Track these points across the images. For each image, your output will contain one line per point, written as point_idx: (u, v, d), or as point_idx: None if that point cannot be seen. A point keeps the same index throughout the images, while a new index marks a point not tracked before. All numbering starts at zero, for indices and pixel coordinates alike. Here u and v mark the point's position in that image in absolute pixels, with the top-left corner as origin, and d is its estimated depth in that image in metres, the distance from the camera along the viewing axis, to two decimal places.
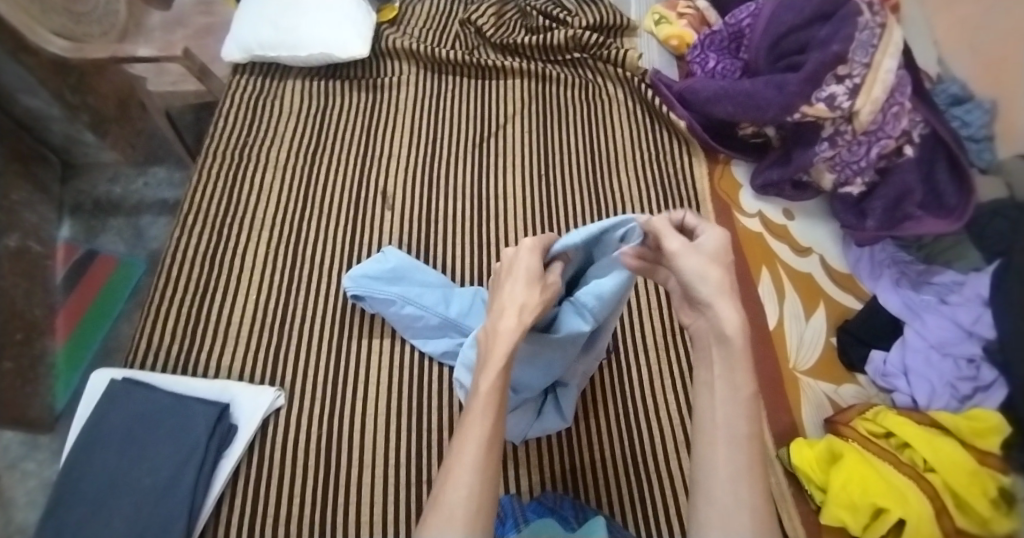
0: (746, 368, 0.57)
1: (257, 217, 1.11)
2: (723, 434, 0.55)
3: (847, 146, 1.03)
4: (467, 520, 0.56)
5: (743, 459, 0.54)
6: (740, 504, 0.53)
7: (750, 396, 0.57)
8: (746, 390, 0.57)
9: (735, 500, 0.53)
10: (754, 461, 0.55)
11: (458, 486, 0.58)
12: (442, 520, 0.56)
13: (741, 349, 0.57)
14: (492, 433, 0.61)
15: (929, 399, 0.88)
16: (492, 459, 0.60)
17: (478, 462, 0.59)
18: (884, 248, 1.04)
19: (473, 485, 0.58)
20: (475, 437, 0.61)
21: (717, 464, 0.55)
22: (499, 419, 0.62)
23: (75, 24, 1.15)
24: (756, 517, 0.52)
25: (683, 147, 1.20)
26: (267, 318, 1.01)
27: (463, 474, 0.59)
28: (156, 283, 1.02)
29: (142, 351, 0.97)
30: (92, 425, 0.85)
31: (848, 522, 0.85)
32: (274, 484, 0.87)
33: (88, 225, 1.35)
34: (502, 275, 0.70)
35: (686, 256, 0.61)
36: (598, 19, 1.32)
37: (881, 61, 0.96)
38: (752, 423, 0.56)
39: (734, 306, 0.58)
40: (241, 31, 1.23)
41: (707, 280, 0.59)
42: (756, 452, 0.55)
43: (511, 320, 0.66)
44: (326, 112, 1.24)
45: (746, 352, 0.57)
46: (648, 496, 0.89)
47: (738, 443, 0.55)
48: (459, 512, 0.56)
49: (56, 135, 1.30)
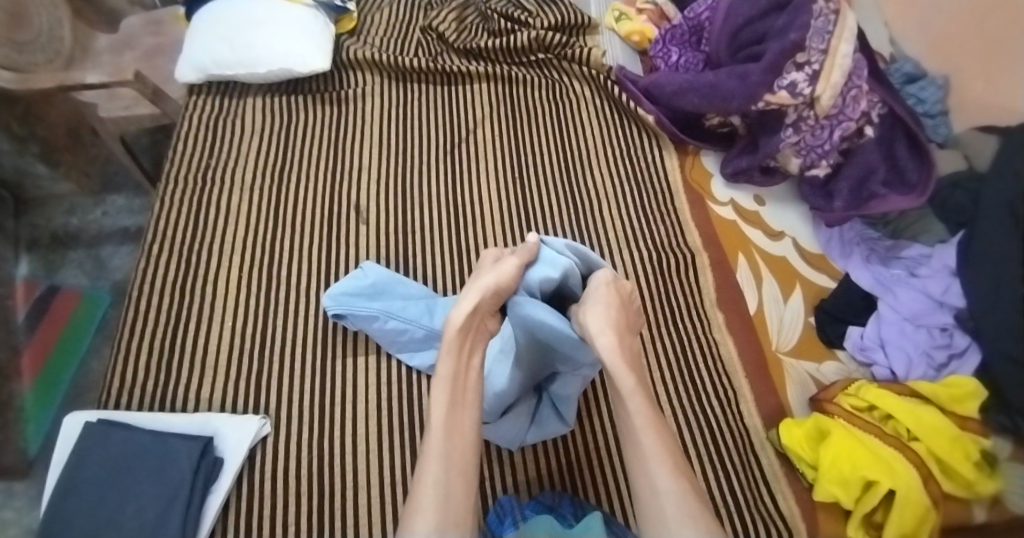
0: (626, 375, 0.71)
1: (227, 240, 1.08)
2: (628, 434, 0.70)
3: (811, 131, 1.05)
4: (437, 503, 0.63)
5: (650, 447, 0.67)
6: (659, 492, 0.65)
7: (635, 399, 0.69)
8: (631, 394, 0.70)
9: (653, 485, 0.66)
10: (658, 445, 0.67)
11: (426, 475, 0.65)
12: (415, 508, 0.63)
13: (615, 361, 0.71)
14: (450, 421, 0.69)
15: (907, 369, 0.92)
16: (457, 446, 0.67)
17: (444, 449, 0.66)
18: (851, 227, 1.08)
19: (439, 472, 0.65)
20: (436, 430, 0.68)
21: (637, 465, 0.68)
22: (456, 409, 0.70)
23: (18, 53, 1.11)
24: (675, 493, 0.65)
25: (653, 142, 1.22)
26: (247, 343, 0.98)
27: (431, 464, 0.65)
28: (126, 317, 0.99)
29: (117, 390, 0.93)
30: (70, 471, 0.82)
31: (840, 497, 0.84)
32: (269, 514, 0.85)
33: (47, 260, 1.29)
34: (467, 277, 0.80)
35: (576, 316, 0.75)
36: (560, 19, 1.33)
37: (837, 45, 0.99)
38: (649, 414, 0.69)
39: (609, 333, 0.72)
40: (194, 50, 1.19)
41: (582, 325, 0.74)
42: (659, 436, 0.68)
43: (459, 307, 0.74)
44: (291, 128, 1.21)
45: (621, 363, 0.71)
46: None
47: (641, 435, 0.68)
48: (430, 498, 0.63)
49: (7, 169, 1.24)
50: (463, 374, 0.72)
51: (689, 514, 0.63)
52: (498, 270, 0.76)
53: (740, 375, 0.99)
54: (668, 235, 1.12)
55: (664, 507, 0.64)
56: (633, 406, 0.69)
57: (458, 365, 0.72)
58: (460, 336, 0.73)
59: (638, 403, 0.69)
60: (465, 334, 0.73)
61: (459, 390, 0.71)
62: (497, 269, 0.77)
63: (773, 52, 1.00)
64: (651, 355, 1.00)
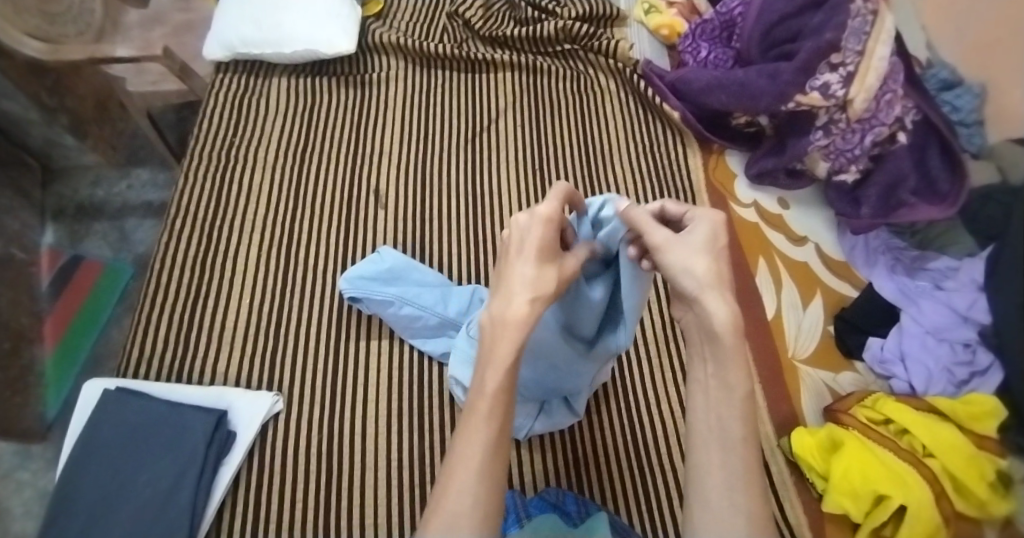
0: (740, 366, 0.52)
1: (247, 218, 1.08)
2: (715, 436, 0.52)
3: (841, 135, 1.02)
4: (473, 527, 0.52)
5: (739, 463, 0.51)
6: (738, 510, 0.49)
7: (744, 401, 0.52)
8: (741, 389, 0.52)
9: (732, 507, 0.49)
10: (750, 462, 0.51)
11: (463, 491, 0.53)
12: (444, 525, 0.52)
13: (733, 345, 0.52)
14: (499, 435, 0.56)
15: (926, 384, 0.90)
16: (497, 463, 0.56)
17: (483, 467, 0.54)
18: (878, 235, 1.05)
19: (479, 490, 0.54)
20: (479, 440, 0.55)
21: (712, 468, 0.51)
22: (505, 422, 0.57)
23: (50, 24, 1.12)
24: (754, 521, 0.49)
25: (678, 140, 1.20)
26: (261, 322, 0.99)
27: (468, 476, 0.54)
28: (146, 290, 1.00)
29: (135, 361, 0.95)
30: (85, 438, 0.83)
31: (849, 510, 0.83)
32: (276, 490, 0.86)
33: (72, 230, 1.31)
34: (513, 251, 0.59)
35: (671, 247, 0.56)
36: (587, 10, 1.31)
37: (874, 47, 0.96)
38: (749, 424, 0.52)
39: (723, 299, 0.52)
40: (222, 28, 1.20)
41: (692, 272, 0.54)
42: (753, 453, 0.51)
43: (517, 304, 0.56)
44: (314, 110, 1.21)
45: (740, 349, 0.52)
46: (649, 489, 0.89)
47: (734, 447, 0.51)
48: (466, 520, 0.52)
49: (36, 139, 1.26)
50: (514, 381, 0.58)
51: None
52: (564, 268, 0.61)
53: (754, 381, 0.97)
54: None
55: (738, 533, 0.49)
56: (735, 406, 0.52)
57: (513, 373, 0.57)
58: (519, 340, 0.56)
59: (741, 406, 0.52)
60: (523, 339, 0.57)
61: (509, 399, 0.58)
62: (558, 260, 0.61)
63: (807, 51, 0.97)
64: (663, 356, 0.99)
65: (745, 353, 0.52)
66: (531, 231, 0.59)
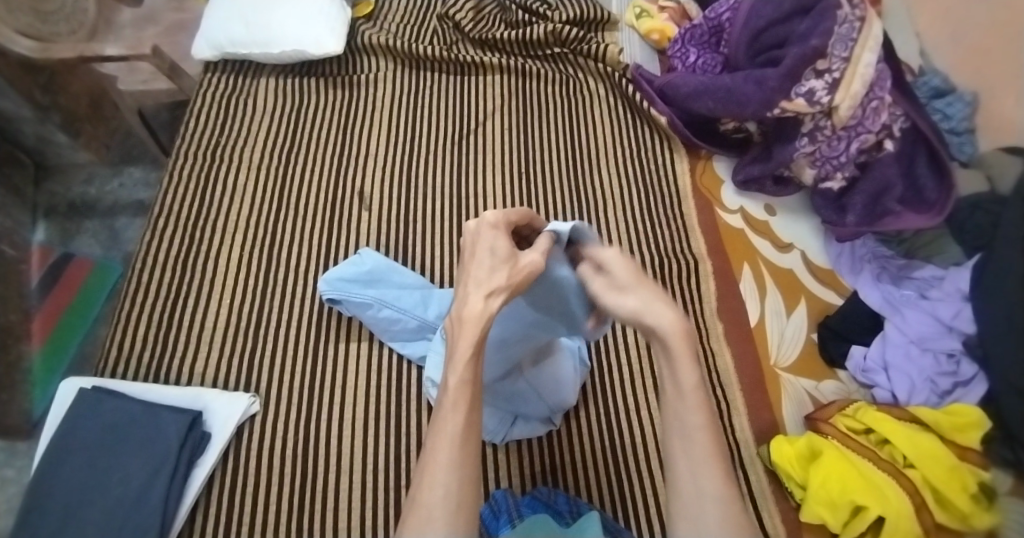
0: (685, 359, 0.54)
1: (230, 219, 1.09)
2: (678, 432, 0.55)
3: (827, 141, 1.01)
4: (449, 519, 0.51)
5: (701, 449, 0.54)
6: (704, 495, 0.53)
7: (693, 391, 0.54)
8: (689, 381, 0.54)
9: (698, 492, 0.53)
10: (710, 447, 0.54)
11: (435, 484, 0.52)
12: (421, 522, 0.51)
13: (674, 340, 0.54)
14: (468, 426, 0.55)
15: (909, 393, 0.89)
16: (470, 453, 0.54)
17: (455, 459, 0.53)
18: (864, 244, 1.05)
19: (451, 481, 0.53)
20: (448, 434, 0.54)
21: (677, 461, 0.55)
22: (475, 413, 0.56)
23: (41, 23, 1.13)
24: (720, 500, 0.53)
25: (665, 145, 1.20)
26: (242, 321, 0.99)
27: (438, 470, 0.53)
28: (127, 288, 1.00)
29: (114, 359, 0.95)
30: (60, 438, 0.83)
31: (827, 520, 0.82)
32: (249, 493, 0.86)
33: (63, 228, 1.32)
34: (466, 258, 0.60)
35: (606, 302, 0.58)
36: (578, 13, 1.31)
37: (860, 54, 0.94)
38: (703, 410, 0.54)
39: (665, 306, 0.55)
40: (212, 28, 1.20)
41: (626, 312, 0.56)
42: (711, 438, 0.54)
43: (477, 305, 0.57)
44: (302, 111, 1.22)
45: (684, 345, 0.54)
46: (626, 480, 0.89)
47: (691, 435, 0.54)
48: (438, 511, 0.51)
49: (28, 136, 1.27)
50: (480, 375, 0.57)
51: (731, 516, 0.52)
52: (520, 268, 0.59)
53: (735, 387, 0.97)
54: (672, 241, 1.10)
55: (704, 515, 0.53)
56: (689, 400, 0.54)
57: (478, 369, 0.57)
58: (479, 335, 0.56)
59: (693, 397, 0.54)
60: (485, 332, 0.57)
61: (477, 394, 0.57)
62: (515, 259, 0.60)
63: (792, 57, 0.96)
64: (639, 362, 0.98)
65: (688, 349, 0.54)
66: (479, 235, 0.60)
